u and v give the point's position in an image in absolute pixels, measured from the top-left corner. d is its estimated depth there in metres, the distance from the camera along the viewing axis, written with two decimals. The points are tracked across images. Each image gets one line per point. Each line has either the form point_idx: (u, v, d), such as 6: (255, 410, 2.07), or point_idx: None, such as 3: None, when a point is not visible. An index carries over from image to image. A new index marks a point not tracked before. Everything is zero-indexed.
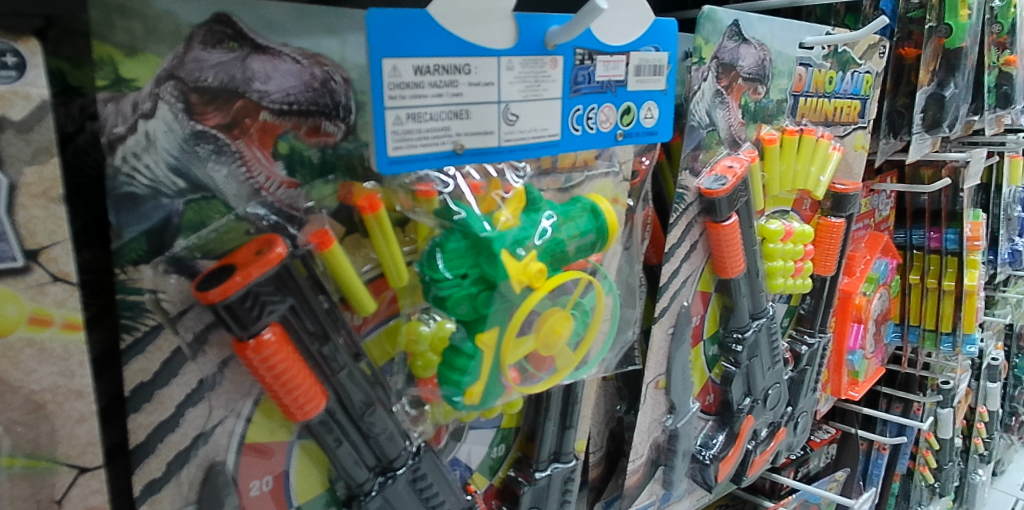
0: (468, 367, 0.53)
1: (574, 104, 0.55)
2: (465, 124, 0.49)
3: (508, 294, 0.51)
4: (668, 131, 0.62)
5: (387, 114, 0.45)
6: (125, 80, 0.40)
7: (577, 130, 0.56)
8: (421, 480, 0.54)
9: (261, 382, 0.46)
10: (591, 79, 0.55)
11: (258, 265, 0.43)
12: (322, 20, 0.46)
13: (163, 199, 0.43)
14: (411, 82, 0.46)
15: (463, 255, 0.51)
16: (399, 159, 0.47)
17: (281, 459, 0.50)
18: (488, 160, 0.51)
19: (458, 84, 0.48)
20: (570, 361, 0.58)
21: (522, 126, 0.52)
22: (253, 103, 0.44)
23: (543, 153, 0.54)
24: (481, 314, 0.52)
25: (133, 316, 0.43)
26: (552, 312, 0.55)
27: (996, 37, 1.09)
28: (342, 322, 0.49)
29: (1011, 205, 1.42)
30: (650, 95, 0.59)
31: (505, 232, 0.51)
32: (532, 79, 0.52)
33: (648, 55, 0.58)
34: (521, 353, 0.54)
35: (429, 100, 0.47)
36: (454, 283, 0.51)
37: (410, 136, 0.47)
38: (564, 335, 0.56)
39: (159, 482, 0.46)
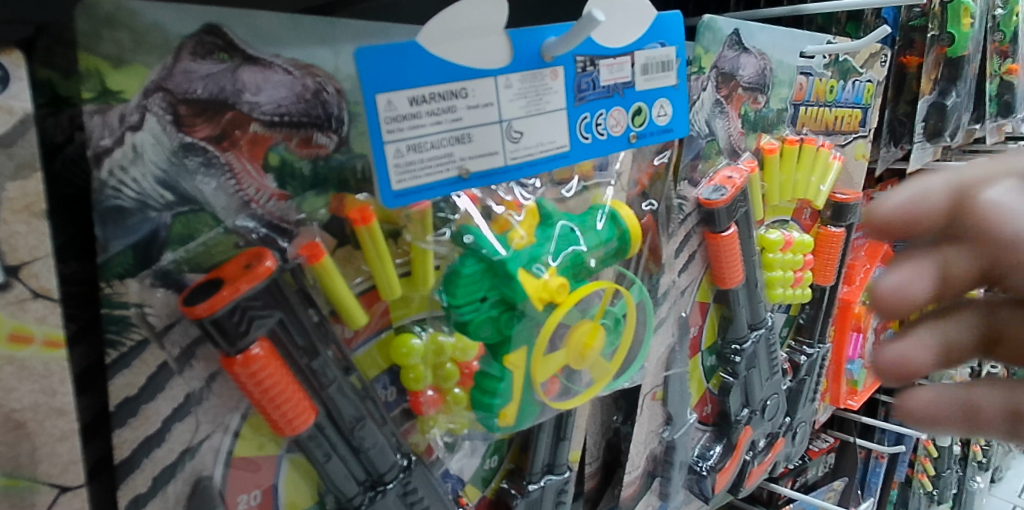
0: (499, 389, 0.53)
1: (580, 113, 0.54)
2: (467, 148, 0.48)
3: (531, 313, 0.52)
4: (683, 126, 0.62)
5: (387, 148, 0.45)
6: (111, 92, 0.39)
7: (586, 138, 0.55)
8: (412, 494, 0.53)
9: (249, 397, 0.45)
10: (595, 86, 0.54)
11: (247, 279, 0.42)
12: (315, 30, 0.45)
13: (150, 213, 0.42)
14: (408, 113, 0.46)
15: (479, 280, 0.51)
16: (404, 191, 0.46)
17: (268, 473, 0.50)
18: (494, 182, 0.51)
19: (456, 109, 0.47)
20: (606, 372, 0.59)
21: (527, 142, 0.51)
22: (244, 115, 0.44)
23: (553, 166, 0.53)
24: (504, 334, 0.52)
25: (118, 331, 0.42)
26: (581, 325, 0.55)
27: (997, 45, 1.08)
28: (332, 336, 0.49)
29: None
30: (660, 92, 0.59)
31: (520, 252, 0.52)
32: (533, 93, 0.51)
33: (653, 52, 0.57)
34: (551, 369, 0.55)
35: (428, 129, 0.47)
36: (473, 307, 0.51)
37: (412, 167, 0.46)
38: (596, 345, 0.56)
39: (144, 498, 0.45)
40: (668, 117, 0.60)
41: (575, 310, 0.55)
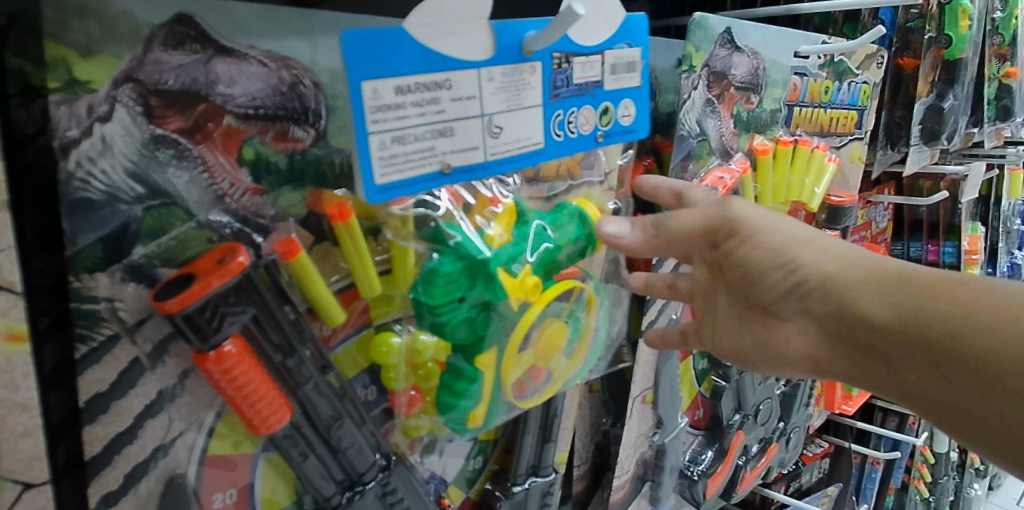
0: (468, 390, 0.52)
1: (554, 110, 0.53)
2: (450, 142, 0.47)
3: (505, 312, 0.51)
4: (644, 129, 0.61)
5: (371, 139, 0.44)
6: (80, 82, 0.39)
7: (558, 136, 0.54)
8: (391, 494, 0.52)
9: (222, 395, 0.44)
10: (569, 83, 0.54)
11: (219, 275, 0.42)
12: (293, 23, 0.45)
13: (120, 206, 0.41)
14: (393, 103, 0.44)
15: (461, 278, 0.49)
16: (388, 184, 0.45)
17: (244, 471, 0.49)
18: (474, 178, 0.50)
19: (440, 101, 0.46)
20: (567, 372, 0.59)
21: (506, 137, 0.51)
22: (217, 107, 0.43)
23: (528, 163, 0.53)
24: (480, 335, 0.51)
25: (88, 326, 0.42)
26: (550, 324, 0.55)
27: (997, 48, 1.07)
28: (309, 334, 0.48)
29: (1010, 217, 1.38)
30: (625, 93, 0.58)
31: (501, 250, 0.50)
32: (513, 88, 0.50)
33: (620, 53, 0.56)
34: (521, 370, 0.54)
35: (412, 121, 0.45)
36: (451, 309, 0.49)
37: (395, 159, 0.45)
38: (561, 345, 0.56)
39: (115, 496, 0.44)
40: (631, 117, 0.60)
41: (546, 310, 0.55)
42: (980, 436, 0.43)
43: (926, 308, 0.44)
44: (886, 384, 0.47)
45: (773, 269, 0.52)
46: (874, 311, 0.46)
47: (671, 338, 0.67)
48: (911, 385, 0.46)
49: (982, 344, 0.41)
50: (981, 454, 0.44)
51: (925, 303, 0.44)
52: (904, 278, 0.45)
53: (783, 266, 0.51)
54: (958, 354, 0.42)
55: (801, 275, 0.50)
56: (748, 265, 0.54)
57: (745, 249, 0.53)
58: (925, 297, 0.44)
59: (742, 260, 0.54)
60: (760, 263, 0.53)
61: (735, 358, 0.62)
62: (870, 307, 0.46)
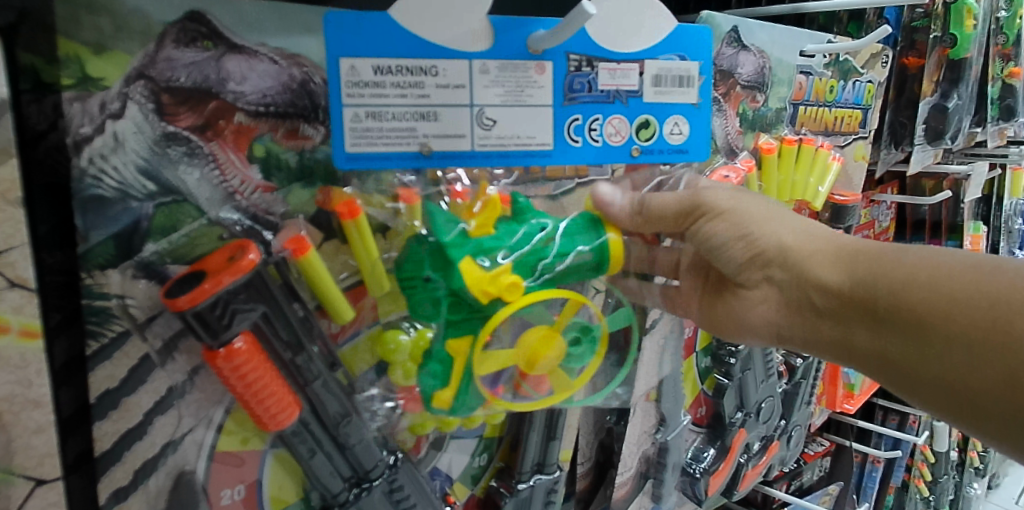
0: (436, 372, 0.49)
1: (569, 114, 0.53)
2: (432, 126, 0.49)
3: (473, 303, 0.47)
4: (700, 150, 0.59)
5: (344, 111, 0.46)
6: (92, 79, 0.40)
7: (576, 141, 0.53)
8: (398, 491, 0.51)
9: (232, 391, 0.44)
10: (590, 88, 0.53)
11: (230, 272, 0.42)
12: (301, 20, 0.46)
13: (131, 202, 0.42)
14: (371, 81, 0.47)
15: (425, 257, 0.48)
16: (358, 154, 0.47)
17: (252, 468, 0.48)
18: (461, 165, 0.51)
19: (424, 86, 0.48)
20: (572, 384, 0.54)
21: (499, 131, 0.51)
22: (228, 104, 0.44)
23: (531, 163, 0.52)
24: (449, 322, 0.48)
25: (99, 322, 0.42)
26: (534, 330, 0.50)
27: (1001, 48, 1.07)
28: (317, 331, 0.47)
29: (1012, 217, 1.39)
30: (673, 108, 0.56)
31: (472, 241, 0.47)
32: (514, 84, 0.51)
33: (668, 64, 0.55)
34: (493, 367, 0.50)
35: (392, 100, 0.47)
36: (412, 285, 0.48)
37: (369, 133, 0.47)
38: (555, 350, 0.51)
39: (125, 492, 0.45)
40: (683, 136, 0.58)
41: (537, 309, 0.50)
42: (914, 385, 0.52)
43: (873, 274, 0.53)
44: (834, 344, 0.56)
45: (735, 242, 0.55)
46: (829, 278, 0.54)
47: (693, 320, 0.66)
48: (856, 342, 0.55)
49: (918, 300, 0.50)
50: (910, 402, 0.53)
51: (871, 269, 0.53)
52: (852, 249, 0.54)
53: (743, 238, 0.55)
54: (895, 313, 0.51)
55: (760, 247, 0.56)
56: (716, 239, 0.55)
57: (716, 223, 0.55)
58: (871, 265, 0.53)
59: (707, 236, 0.55)
60: (723, 237, 0.55)
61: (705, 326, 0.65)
62: (823, 273, 0.55)
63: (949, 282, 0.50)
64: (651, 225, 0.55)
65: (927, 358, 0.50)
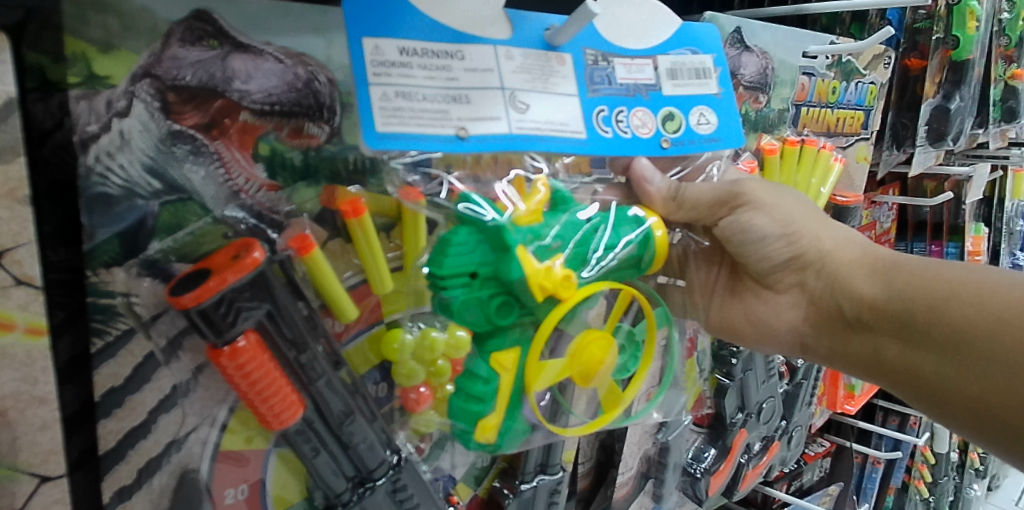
0: (486, 393, 0.49)
1: (596, 104, 0.52)
2: (465, 109, 0.48)
3: (528, 303, 0.48)
4: (732, 136, 0.59)
5: (373, 90, 0.45)
6: (99, 78, 0.40)
7: (607, 132, 0.53)
8: (401, 491, 0.50)
9: (236, 389, 0.44)
10: (610, 80, 0.53)
11: (234, 270, 0.42)
12: (307, 19, 0.46)
13: (137, 200, 0.42)
14: (398, 61, 0.46)
15: (472, 250, 0.47)
16: (391, 134, 0.45)
17: (256, 468, 0.48)
18: (502, 150, 0.49)
19: (452, 69, 0.47)
20: (620, 397, 0.56)
21: (533, 115, 0.50)
22: (233, 103, 0.44)
23: (568, 149, 0.51)
24: (495, 325, 0.48)
25: (104, 320, 0.42)
26: (584, 337, 0.52)
27: (1003, 49, 1.07)
28: (322, 330, 0.47)
29: (1013, 219, 1.38)
30: (695, 99, 0.57)
31: (523, 229, 0.48)
32: (539, 71, 0.51)
33: (682, 58, 0.57)
34: (547, 379, 0.51)
35: (421, 81, 0.46)
36: (462, 284, 0.47)
37: (401, 112, 0.45)
38: (607, 359, 0.53)
39: (129, 490, 0.45)
40: (712, 126, 0.58)
41: (581, 319, 0.53)
42: (936, 396, 0.59)
43: (911, 287, 0.60)
44: (864, 353, 0.63)
45: (776, 239, 0.61)
46: (866, 289, 0.61)
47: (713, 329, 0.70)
48: (885, 354, 0.61)
49: (955, 315, 0.58)
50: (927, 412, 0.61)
51: (908, 283, 0.60)
52: (890, 264, 0.61)
53: (784, 236, 0.61)
54: (932, 325, 0.58)
55: (803, 249, 0.62)
56: (755, 230, 0.60)
57: (758, 216, 0.59)
58: (908, 279, 0.60)
59: (747, 225, 0.59)
60: (767, 230, 0.60)
61: (723, 330, 0.70)
62: (863, 285, 0.61)
63: (994, 303, 0.56)
64: (683, 213, 0.58)
65: (965, 371, 0.57)
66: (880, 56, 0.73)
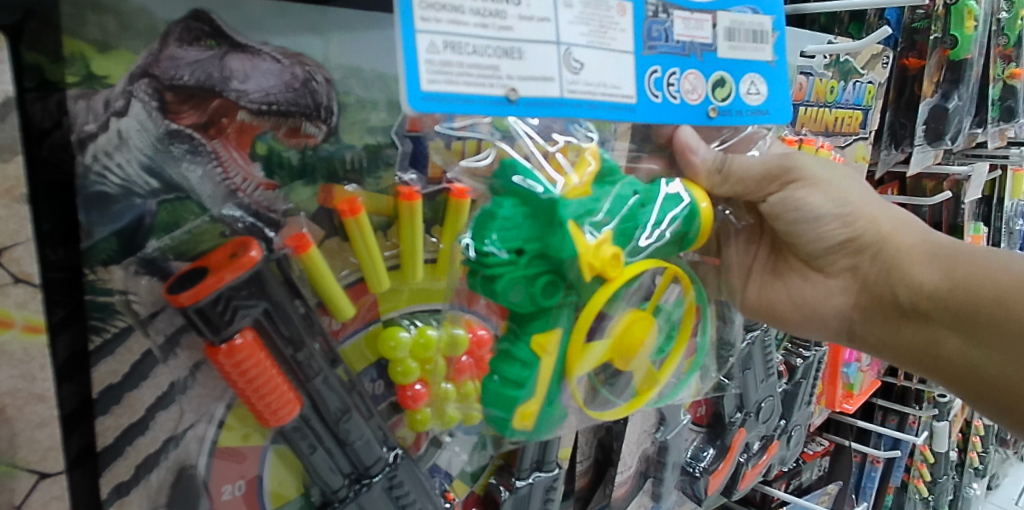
0: (526, 379, 0.45)
1: (649, 65, 0.46)
2: (517, 65, 0.40)
3: (575, 281, 0.45)
4: (779, 111, 0.53)
5: (418, 38, 0.38)
6: (97, 78, 0.41)
7: (656, 97, 0.46)
8: (398, 488, 0.51)
9: (233, 387, 0.44)
10: (668, 38, 0.46)
11: (232, 268, 0.42)
12: (305, 19, 0.46)
13: (135, 199, 0.43)
14: (448, 3, 0.38)
15: (519, 224, 0.44)
16: (436, 94, 0.38)
17: (254, 464, 0.49)
18: (548, 116, 0.42)
19: (505, 16, 0.40)
20: (657, 380, 0.51)
21: (588, 76, 0.43)
22: (231, 102, 0.44)
23: (617, 118, 0.44)
24: (540, 306, 0.44)
25: (103, 318, 0.43)
26: (627, 316, 0.48)
27: (1002, 49, 1.07)
28: (319, 328, 0.48)
29: (1013, 218, 1.38)
30: (750, 67, 0.51)
31: (573, 202, 0.45)
32: (597, 23, 0.43)
33: (744, 17, 0.50)
34: (589, 365, 0.47)
35: (471, 29, 0.39)
36: (507, 261, 0.43)
37: (448, 68, 0.38)
38: (647, 341, 0.49)
39: (127, 486, 0.45)
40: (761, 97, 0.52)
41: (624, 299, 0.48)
42: (992, 392, 0.58)
43: (973, 279, 0.57)
44: (916, 344, 0.60)
45: (833, 220, 0.56)
46: (925, 277, 0.58)
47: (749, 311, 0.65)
48: (943, 348, 0.59)
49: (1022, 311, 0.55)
50: (978, 408, 0.59)
51: (969, 273, 0.57)
52: (951, 252, 0.58)
53: (843, 218, 0.56)
54: (997, 321, 0.56)
55: (859, 230, 0.57)
56: (809, 208, 0.55)
57: (813, 194, 0.55)
58: (970, 269, 0.57)
59: (803, 203, 0.54)
60: (823, 210, 0.55)
61: (760, 313, 0.65)
62: (921, 273, 0.58)
63: None
64: (729, 188, 0.53)
65: None
66: (879, 56, 0.73)
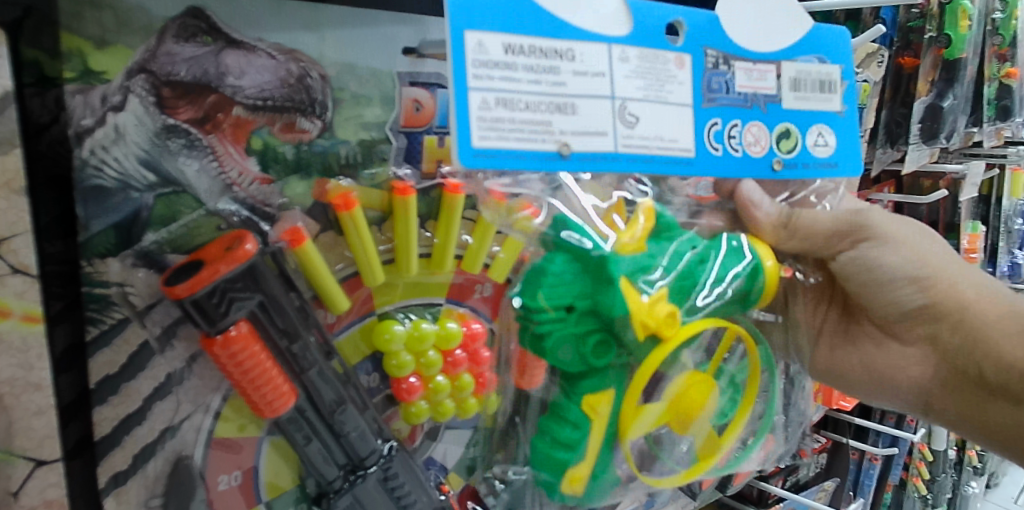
0: (577, 440, 0.46)
1: (709, 117, 0.46)
2: (569, 121, 0.41)
3: (629, 343, 0.45)
4: (852, 164, 0.51)
5: (471, 96, 0.39)
6: (94, 73, 0.41)
7: (716, 150, 0.46)
8: (392, 479, 0.50)
9: (229, 378, 0.45)
10: (728, 88, 0.46)
11: (226, 261, 0.43)
12: (299, 17, 0.47)
13: (132, 193, 0.43)
14: (502, 61, 0.39)
15: (571, 281, 0.45)
16: (487, 150, 0.39)
17: (250, 455, 0.49)
18: (600, 169, 0.42)
19: (560, 72, 0.41)
20: (718, 446, 0.51)
21: (643, 130, 0.43)
22: (226, 98, 0.45)
23: (674, 172, 0.44)
24: (591, 365, 0.46)
25: (100, 309, 0.43)
26: (687, 377, 0.48)
27: (997, 48, 1.07)
28: (313, 320, 0.49)
29: (1011, 216, 1.37)
30: (817, 117, 0.50)
31: (627, 258, 0.45)
32: (653, 77, 0.44)
33: (809, 67, 0.49)
34: (643, 427, 0.47)
35: (524, 86, 0.40)
36: (555, 317, 0.45)
37: (499, 125, 0.39)
38: (708, 403, 0.49)
39: (124, 476, 0.46)
40: (829, 149, 0.50)
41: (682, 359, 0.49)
42: None
43: None
44: (1006, 427, 0.54)
45: (904, 284, 0.52)
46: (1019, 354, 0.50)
47: (819, 375, 0.63)
48: None
49: None
50: None
51: None
52: None
53: (916, 283, 0.51)
54: None
55: (938, 297, 0.52)
56: (883, 268, 0.51)
57: (886, 252, 0.51)
58: None
59: (874, 262, 0.51)
60: (897, 271, 0.51)
61: (831, 378, 0.62)
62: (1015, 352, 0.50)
63: None
64: (795, 243, 0.52)
65: None
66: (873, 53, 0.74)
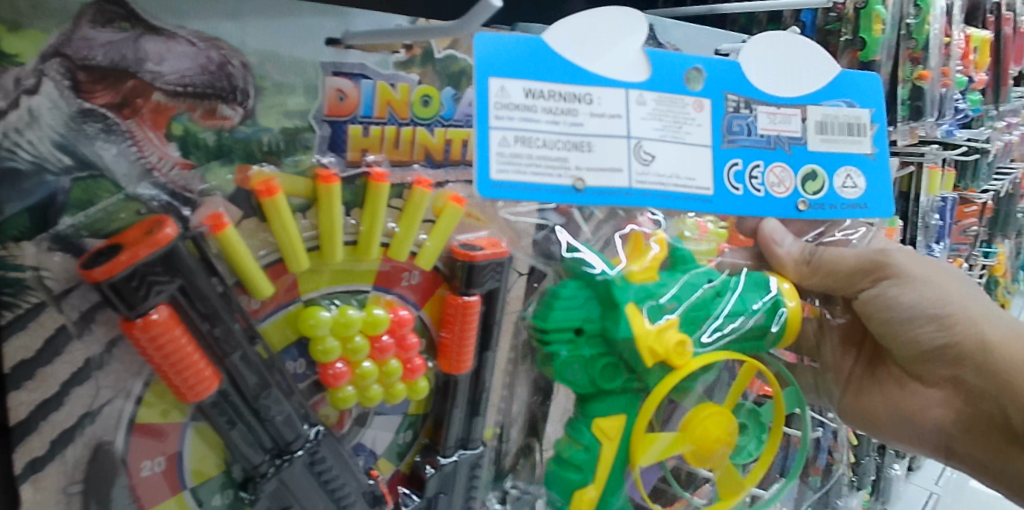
0: (584, 463, 0.55)
1: (728, 157, 0.55)
2: (585, 157, 0.51)
3: (638, 367, 0.55)
4: (880, 203, 0.61)
5: (494, 134, 0.49)
6: (6, 56, 0.42)
7: (736, 189, 0.56)
8: (319, 463, 0.52)
9: (150, 362, 0.45)
10: (750, 132, 0.56)
11: (146, 245, 0.44)
12: (219, 4, 0.48)
13: (47, 176, 0.44)
14: (522, 104, 0.49)
15: (581, 304, 0.55)
16: (502, 181, 0.49)
17: (174, 441, 0.50)
18: (614, 202, 0.52)
19: (577, 114, 0.51)
20: (738, 482, 0.60)
21: (657, 167, 0.53)
22: (145, 83, 0.46)
23: (692, 206, 0.54)
24: (600, 388, 0.55)
25: (14, 293, 0.43)
26: (699, 412, 0.57)
27: (910, 52, 1.11)
28: (236, 305, 0.49)
29: (927, 213, 1.33)
30: (841, 158, 0.59)
31: (635, 286, 0.55)
32: (670, 118, 0.54)
33: (836, 111, 0.59)
34: (654, 456, 0.56)
35: (543, 126, 0.50)
36: (566, 339, 0.55)
37: (517, 159, 0.49)
38: (718, 438, 0.58)
39: (41, 462, 0.46)
40: (859, 190, 0.60)
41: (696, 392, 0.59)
42: None
43: None
44: None
45: (924, 324, 0.61)
46: None
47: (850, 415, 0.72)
48: None
49: None
50: None
51: None
52: None
53: (938, 324, 0.60)
54: None
55: (958, 337, 0.60)
56: (904, 307, 0.60)
57: (905, 292, 0.60)
58: None
59: (894, 300, 0.61)
60: (915, 309, 0.60)
61: (860, 419, 0.72)
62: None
63: None
64: (818, 279, 0.62)
65: None
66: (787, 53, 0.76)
